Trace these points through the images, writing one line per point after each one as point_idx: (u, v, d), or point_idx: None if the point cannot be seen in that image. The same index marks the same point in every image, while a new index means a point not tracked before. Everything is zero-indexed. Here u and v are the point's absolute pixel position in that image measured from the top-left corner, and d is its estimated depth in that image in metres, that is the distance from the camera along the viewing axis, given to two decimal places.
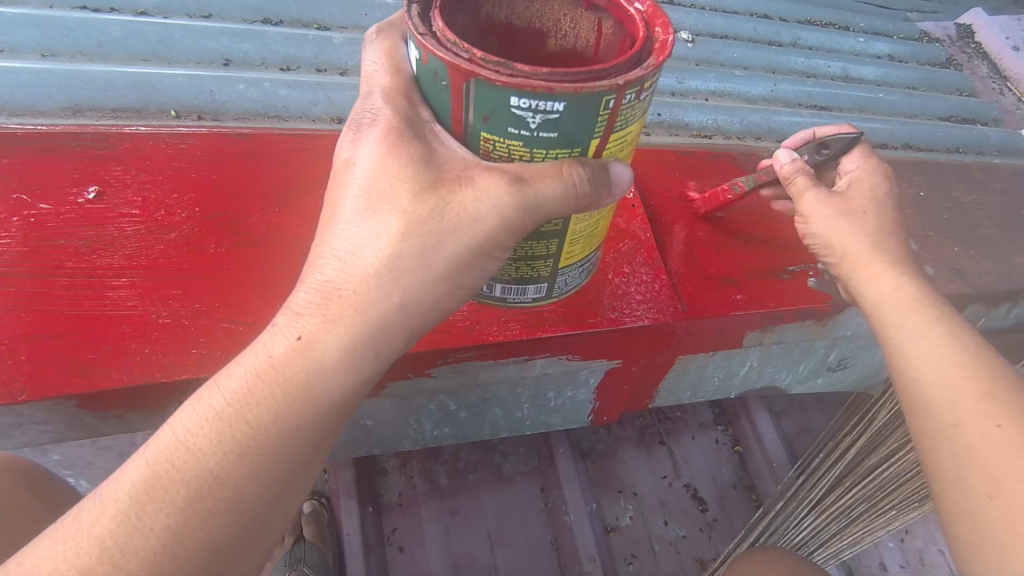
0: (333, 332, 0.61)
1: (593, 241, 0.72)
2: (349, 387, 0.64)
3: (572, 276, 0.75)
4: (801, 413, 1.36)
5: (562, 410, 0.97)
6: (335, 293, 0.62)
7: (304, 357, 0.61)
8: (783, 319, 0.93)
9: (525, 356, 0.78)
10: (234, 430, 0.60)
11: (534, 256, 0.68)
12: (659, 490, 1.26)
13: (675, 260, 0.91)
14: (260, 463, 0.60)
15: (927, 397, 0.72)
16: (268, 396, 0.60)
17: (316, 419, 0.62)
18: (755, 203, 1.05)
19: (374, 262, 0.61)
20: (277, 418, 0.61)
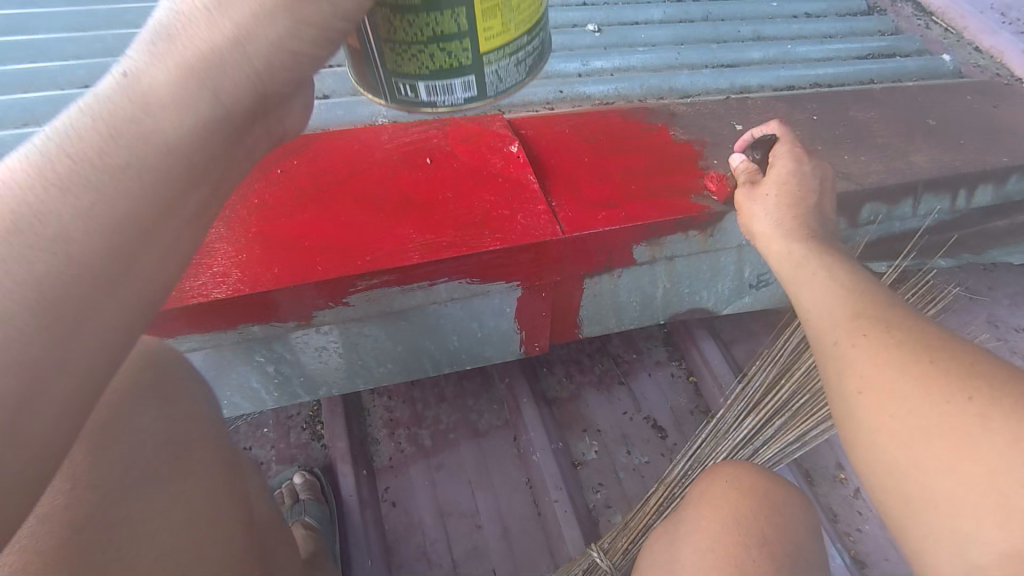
0: (162, 66, 0.59)
1: (518, 14, 0.68)
2: (186, 140, 0.60)
3: (508, 69, 0.72)
4: (749, 338, 1.45)
5: (491, 341, 1.12)
6: (166, 68, 0.59)
7: (127, 121, 0.58)
8: (663, 231, 1.07)
9: (426, 282, 0.95)
10: (56, 162, 0.56)
11: (444, 36, 0.66)
12: (620, 424, 1.38)
13: (560, 193, 1.06)
14: (100, 191, 0.56)
15: (812, 316, 0.75)
16: (97, 131, 0.57)
17: (145, 179, 0.58)
18: (641, 143, 1.20)
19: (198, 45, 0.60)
20: (100, 179, 0.56)
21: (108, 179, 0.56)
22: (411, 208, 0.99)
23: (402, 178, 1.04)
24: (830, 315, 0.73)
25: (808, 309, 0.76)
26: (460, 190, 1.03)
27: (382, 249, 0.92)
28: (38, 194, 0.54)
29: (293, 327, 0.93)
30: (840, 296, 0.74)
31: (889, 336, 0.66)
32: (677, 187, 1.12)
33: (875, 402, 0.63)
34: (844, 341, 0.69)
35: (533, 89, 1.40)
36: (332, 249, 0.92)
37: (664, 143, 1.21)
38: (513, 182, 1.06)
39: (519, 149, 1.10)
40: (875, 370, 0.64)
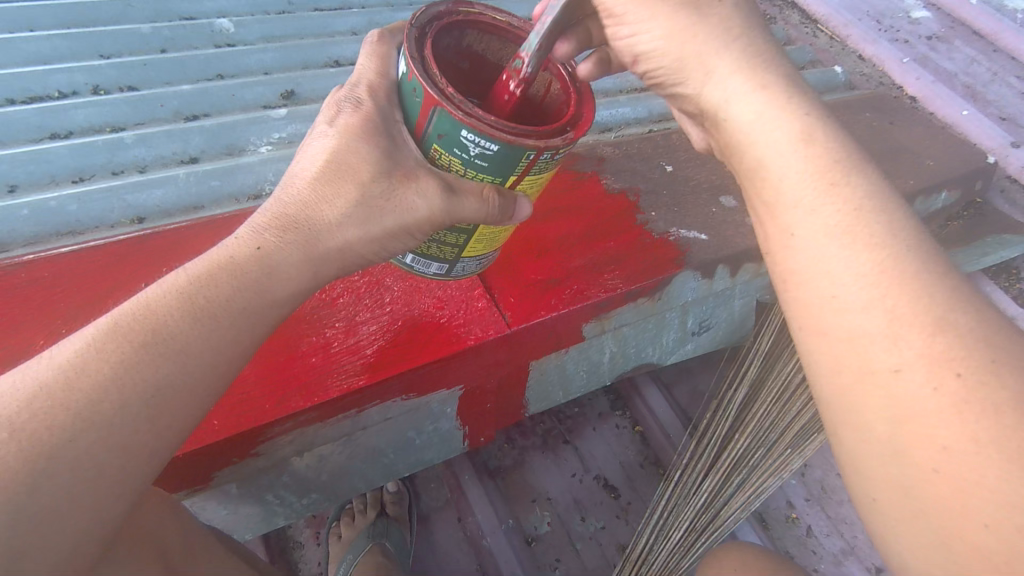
0: (288, 248, 0.63)
1: (497, 242, 0.79)
2: (247, 313, 0.61)
3: (472, 264, 0.82)
4: (690, 377, 1.41)
5: (432, 444, 0.98)
6: (278, 256, 0.62)
7: (237, 283, 0.60)
8: (612, 305, 0.98)
9: (356, 409, 0.79)
10: (187, 310, 0.58)
11: (444, 243, 0.75)
12: (571, 489, 1.28)
13: (496, 273, 0.94)
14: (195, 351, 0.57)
15: (777, 253, 0.62)
16: (228, 282, 0.60)
17: (211, 338, 0.58)
18: (574, 198, 1.10)
19: (292, 257, 0.63)
20: (189, 322, 0.57)
21: (176, 354, 0.56)
22: (328, 317, 0.83)
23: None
24: (848, 279, 0.56)
25: (800, 245, 0.59)
26: (384, 284, 0.87)
27: (300, 380, 0.76)
28: (153, 334, 0.56)
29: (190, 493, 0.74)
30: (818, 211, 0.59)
31: (885, 287, 0.54)
32: (618, 246, 1.04)
33: (841, 328, 0.56)
34: (806, 250, 0.59)
35: None
36: (238, 388, 0.74)
37: (598, 196, 1.11)
38: None
39: None
40: (846, 349, 0.55)
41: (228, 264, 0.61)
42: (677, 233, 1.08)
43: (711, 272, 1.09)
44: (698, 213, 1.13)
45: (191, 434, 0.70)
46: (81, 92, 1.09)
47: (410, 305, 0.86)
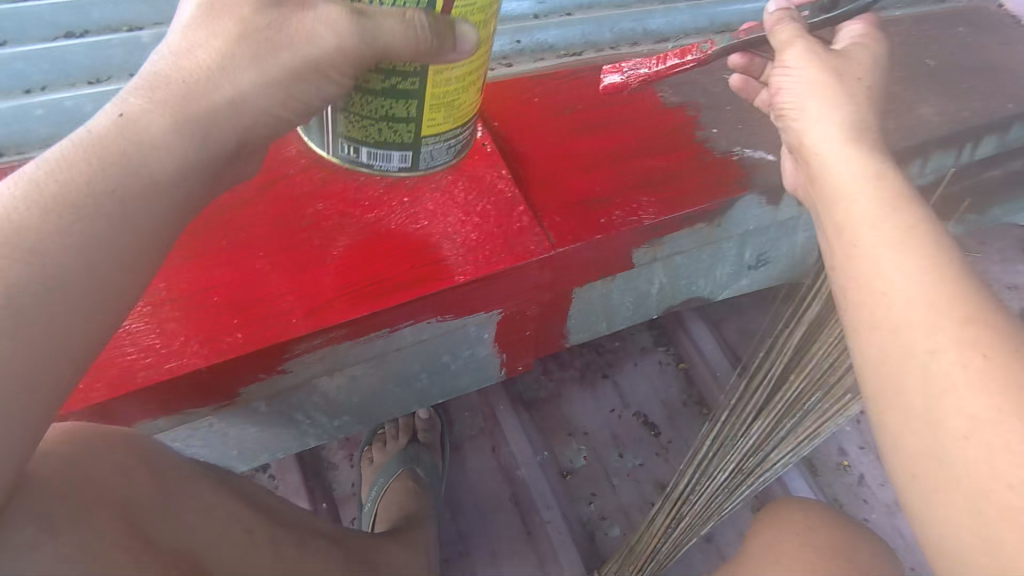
0: (160, 112, 0.58)
1: (459, 111, 0.73)
2: (122, 197, 0.55)
3: (440, 151, 0.77)
4: (741, 315, 1.32)
5: (468, 370, 0.93)
6: (144, 120, 0.57)
7: (104, 159, 0.55)
8: (666, 229, 0.89)
9: (387, 329, 0.75)
10: (68, 194, 0.54)
11: (395, 118, 0.69)
12: (609, 424, 1.24)
13: (540, 189, 0.86)
14: (87, 220, 0.53)
15: (863, 283, 0.60)
16: (92, 161, 0.55)
17: (73, 230, 0.53)
18: (627, 111, 0.99)
19: (165, 122, 0.58)
20: (45, 213, 0.53)
21: (30, 249, 0.51)
22: (357, 230, 0.76)
23: (338, 182, 0.80)
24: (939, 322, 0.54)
25: (890, 280, 0.58)
26: (417, 197, 0.80)
27: (325, 292, 0.71)
28: (9, 226, 0.51)
29: (214, 409, 0.71)
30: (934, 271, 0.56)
31: (970, 335, 0.53)
32: (675, 165, 0.94)
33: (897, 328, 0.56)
34: (924, 311, 0.55)
35: None
36: (259, 300, 0.69)
37: (653, 110, 1.00)
38: (485, 176, 0.84)
39: (483, 133, 0.88)
40: (943, 365, 0.53)
41: (95, 139, 0.56)
42: (741, 152, 0.97)
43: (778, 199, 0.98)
44: (766, 131, 1.01)
45: (212, 348, 0.66)
46: None
47: (444, 219, 0.79)
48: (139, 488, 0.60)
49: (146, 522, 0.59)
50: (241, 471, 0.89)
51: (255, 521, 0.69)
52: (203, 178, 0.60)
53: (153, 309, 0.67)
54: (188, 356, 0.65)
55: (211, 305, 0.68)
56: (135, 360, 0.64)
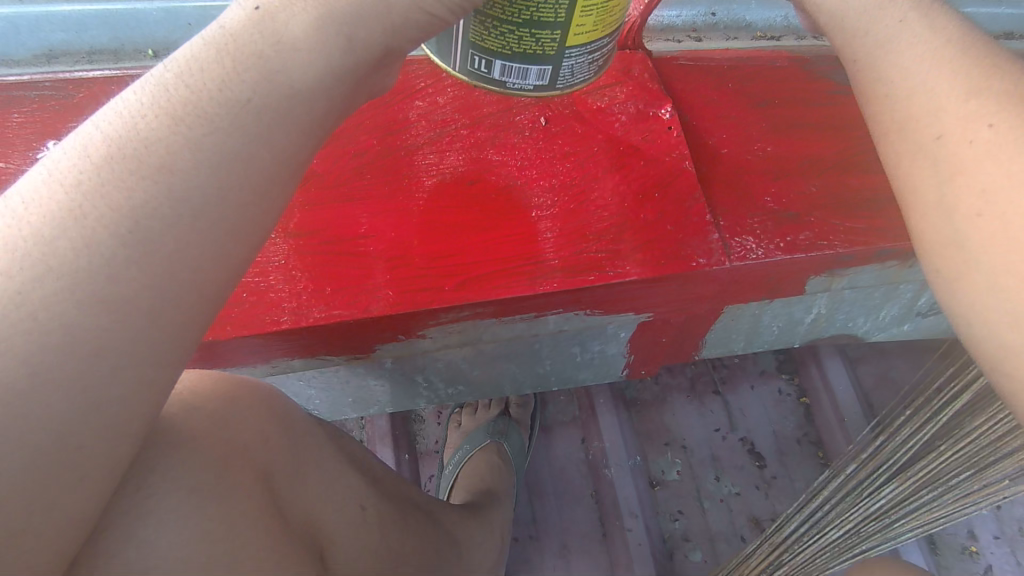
0: (304, 4, 0.46)
1: (612, 13, 0.56)
2: (261, 105, 0.44)
3: (583, 65, 0.61)
4: (882, 359, 1.19)
5: (591, 365, 0.87)
6: (284, 15, 0.45)
7: (239, 60, 0.44)
8: (855, 260, 0.78)
9: (534, 314, 0.69)
10: (196, 102, 0.42)
11: (539, 22, 0.54)
12: (711, 443, 1.16)
13: (720, 190, 0.76)
14: (214, 133, 0.42)
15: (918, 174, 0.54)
16: (225, 61, 0.44)
17: (204, 145, 0.42)
18: (828, 116, 0.86)
19: (307, 18, 0.45)
20: (174, 122, 0.42)
21: (157, 163, 0.40)
22: (521, 202, 0.71)
23: (509, 149, 0.74)
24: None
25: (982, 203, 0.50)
26: (589, 178, 0.74)
27: (475, 260, 0.66)
28: (134, 138, 0.41)
29: (346, 359, 0.68)
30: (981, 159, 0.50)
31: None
32: (877, 186, 0.81)
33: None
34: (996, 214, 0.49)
35: (677, 8, 1.01)
36: (407, 258, 0.65)
37: (859, 118, 0.87)
38: (661, 165, 0.75)
39: (671, 115, 0.79)
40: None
41: (230, 38, 0.44)
42: None
43: None
44: None
45: (357, 303, 0.62)
46: None
47: (609, 206, 0.72)
48: (272, 449, 0.57)
49: (276, 487, 0.55)
50: (346, 416, 0.88)
51: (369, 497, 0.67)
52: (342, 84, 0.48)
53: (303, 251, 0.65)
54: (331, 305, 0.62)
55: (364, 255, 0.65)
56: (280, 302, 0.62)
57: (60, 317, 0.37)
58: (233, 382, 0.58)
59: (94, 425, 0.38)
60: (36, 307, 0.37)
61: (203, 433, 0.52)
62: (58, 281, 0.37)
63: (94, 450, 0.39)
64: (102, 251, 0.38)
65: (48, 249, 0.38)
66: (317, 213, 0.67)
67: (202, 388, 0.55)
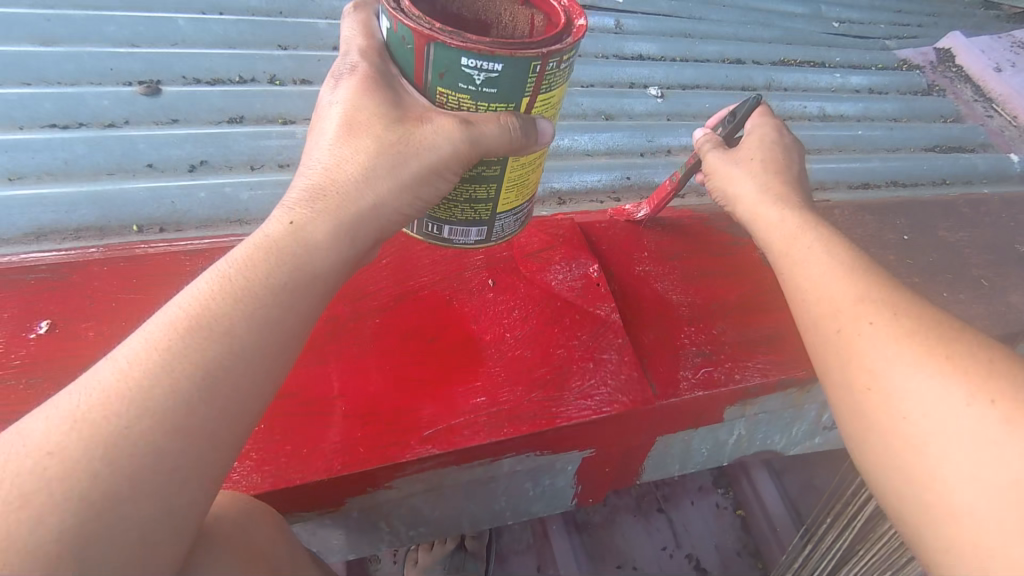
0: (325, 216, 0.61)
1: (529, 187, 0.74)
2: (293, 289, 0.57)
3: (511, 224, 0.77)
4: (803, 469, 1.32)
5: (544, 497, 0.94)
6: (310, 227, 0.60)
7: (280, 260, 0.58)
8: (762, 390, 0.90)
9: (490, 458, 0.76)
10: (248, 291, 0.56)
11: (476, 199, 0.70)
12: (660, 561, 1.21)
13: (645, 335, 0.89)
14: (258, 310, 0.55)
15: (823, 318, 0.67)
16: (267, 259, 0.58)
17: (257, 315, 0.55)
18: (729, 266, 1.03)
19: (327, 226, 0.60)
20: (234, 301, 0.55)
21: (224, 334, 0.53)
22: (473, 356, 0.81)
23: (462, 308, 0.85)
24: (919, 395, 0.57)
25: (876, 352, 0.61)
26: (533, 331, 0.85)
27: (435, 407, 0.75)
28: (207, 313, 0.54)
29: (318, 513, 0.73)
30: (859, 290, 0.66)
31: (942, 339, 0.60)
32: (774, 325, 0.96)
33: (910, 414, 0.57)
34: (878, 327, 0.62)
35: (598, 173, 1.20)
36: (375, 414, 0.73)
37: (754, 266, 1.04)
38: (593, 314, 0.88)
39: (599, 273, 0.93)
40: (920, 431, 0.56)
41: (272, 242, 0.59)
42: None
43: None
44: None
45: (326, 463, 0.68)
46: (260, 83, 1.11)
47: (551, 356, 0.83)
48: (277, 554, 0.65)
49: None
50: None
51: None
52: (348, 272, 0.63)
53: (274, 415, 0.71)
54: (306, 464, 0.68)
55: (331, 416, 0.72)
56: (253, 467, 0.67)
57: (154, 445, 0.47)
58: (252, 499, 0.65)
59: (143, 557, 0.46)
60: (138, 438, 0.47)
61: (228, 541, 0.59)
62: (154, 417, 0.48)
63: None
64: (186, 393, 0.50)
65: (148, 393, 0.49)
66: (290, 373, 0.75)
67: (229, 503, 0.62)
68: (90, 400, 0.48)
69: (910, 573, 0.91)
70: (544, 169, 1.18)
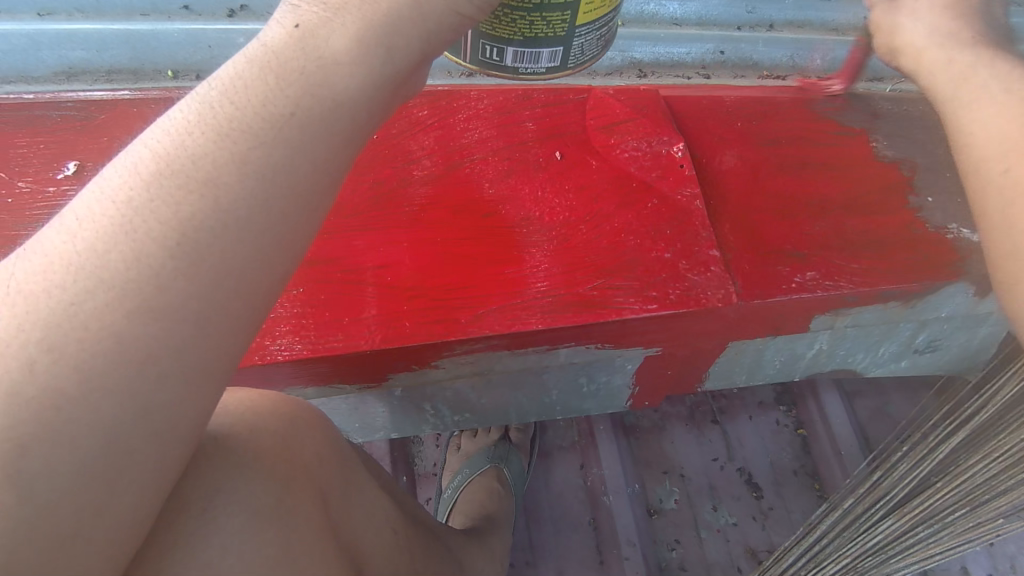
0: (340, 20, 0.50)
1: None
2: (303, 115, 0.48)
3: (591, 43, 0.65)
4: (878, 394, 1.21)
5: (597, 396, 0.88)
6: (323, 31, 0.49)
7: (281, 77, 0.48)
8: (860, 300, 0.79)
9: (546, 346, 0.70)
10: (238, 121, 0.46)
11: (548, 7, 0.58)
12: (708, 472, 1.17)
13: (726, 227, 0.78)
14: (248, 147, 0.46)
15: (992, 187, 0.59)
16: (262, 81, 0.48)
17: (249, 156, 0.45)
18: (833, 158, 0.89)
19: (345, 36, 0.49)
20: (219, 137, 0.46)
21: (203, 179, 0.44)
22: (531, 237, 0.72)
23: (522, 183, 0.76)
24: None
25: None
26: (598, 210, 0.75)
27: (481, 285, 0.67)
28: (182, 154, 0.44)
29: (360, 387, 0.70)
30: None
31: None
32: (882, 229, 0.83)
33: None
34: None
35: (686, 46, 1.06)
36: (421, 287, 0.66)
37: (865, 163, 0.89)
38: (666, 199, 0.77)
39: (684, 153, 0.80)
40: None
41: (272, 55, 0.48)
42: (964, 230, 0.83)
43: (986, 292, 0.85)
44: None
45: (369, 335, 0.63)
46: None
47: (621, 243, 0.73)
48: (325, 469, 0.60)
49: (331, 502, 0.59)
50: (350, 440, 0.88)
51: (398, 522, 0.70)
52: (380, 96, 0.52)
53: (311, 285, 0.66)
54: (345, 331, 0.63)
55: (371, 287, 0.66)
56: (294, 334, 0.63)
57: (109, 326, 0.40)
58: (284, 403, 0.60)
59: (145, 431, 0.41)
60: (88, 317, 0.40)
61: (263, 449, 0.54)
62: (107, 293, 0.40)
63: (149, 454, 0.41)
64: (149, 262, 0.41)
65: (100, 262, 0.41)
66: (340, 236, 0.69)
67: (261, 405, 0.57)
68: (27, 266, 0.41)
69: (993, 511, 0.84)
70: (625, 34, 1.04)
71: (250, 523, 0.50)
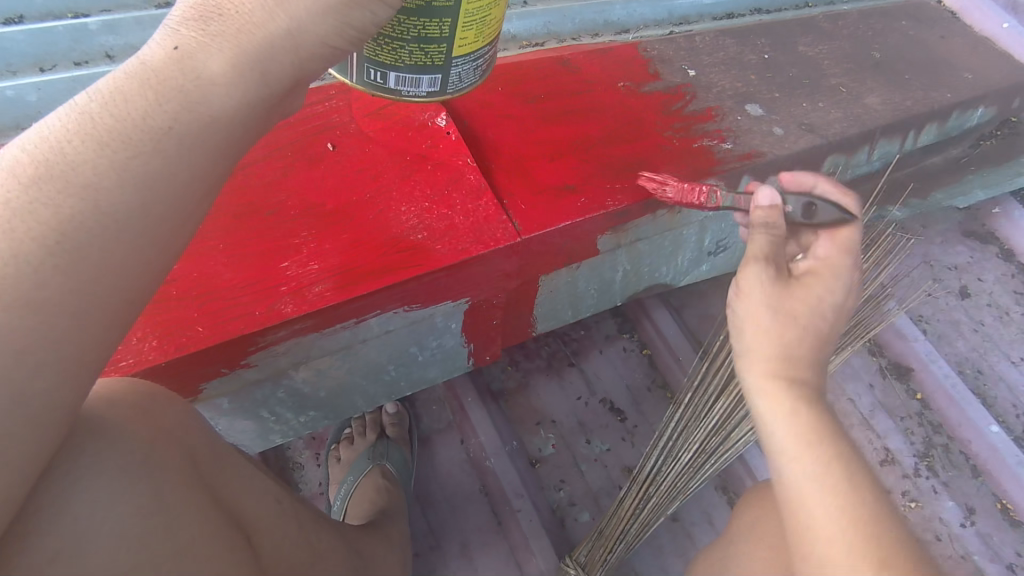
0: (219, 45, 0.49)
1: (494, 21, 0.63)
2: (183, 132, 0.49)
3: (468, 72, 0.67)
4: (700, 302, 1.37)
5: (436, 361, 0.93)
6: (201, 56, 0.49)
7: (161, 93, 0.48)
8: (630, 215, 0.90)
9: (355, 319, 0.74)
10: (118, 134, 0.47)
11: (426, 39, 0.60)
12: (576, 411, 1.25)
13: (502, 178, 0.86)
14: (129, 157, 0.47)
15: None
16: (142, 95, 0.48)
17: (131, 166, 0.47)
18: (592, 101, 1.00)
19: (224, 60, 0.49)
20: (101, 147, 0.46)
21: (84, 183, 0.45)
22: (389, 225, 0.77)
23: (335, 172, 0.80)
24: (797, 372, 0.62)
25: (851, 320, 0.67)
26: (445, 188, 0.82)
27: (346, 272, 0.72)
28: (61, 160, 0.45)
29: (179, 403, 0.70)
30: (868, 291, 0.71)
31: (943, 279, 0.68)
32: (639, 153, 0.95)
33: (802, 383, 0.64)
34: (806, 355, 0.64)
35: None
36: (275, 281, 0.70)
37: (619, 100, 1.02)
38: (457, 161, 0.85)
39: (448, 122, 0.87)
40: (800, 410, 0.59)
41: (152, 72, 0.48)
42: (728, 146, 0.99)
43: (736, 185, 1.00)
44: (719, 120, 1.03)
45: (226, 324, 0.66)
46: None
47: (472, 212, 0.80)
48: (193, 439, 0.62)
49: (205, 470, 0.61)
50: None
51: (282, 492, 0.72)
52: (258, 117, 0.53)
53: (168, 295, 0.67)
54: (197, 329, 0.65)
55: (231, 286, 0.68)
56: (158, 336, 0.64)
57: None
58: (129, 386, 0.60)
59: None
60: None
61: (123, 432, 0.55)
62: None
63: None
64: (29, 259, 0.43)
65: None
66: (208, 245, 0.71)
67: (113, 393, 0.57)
68: None
69: None
70: None
71: (119, 488, 0.52)
